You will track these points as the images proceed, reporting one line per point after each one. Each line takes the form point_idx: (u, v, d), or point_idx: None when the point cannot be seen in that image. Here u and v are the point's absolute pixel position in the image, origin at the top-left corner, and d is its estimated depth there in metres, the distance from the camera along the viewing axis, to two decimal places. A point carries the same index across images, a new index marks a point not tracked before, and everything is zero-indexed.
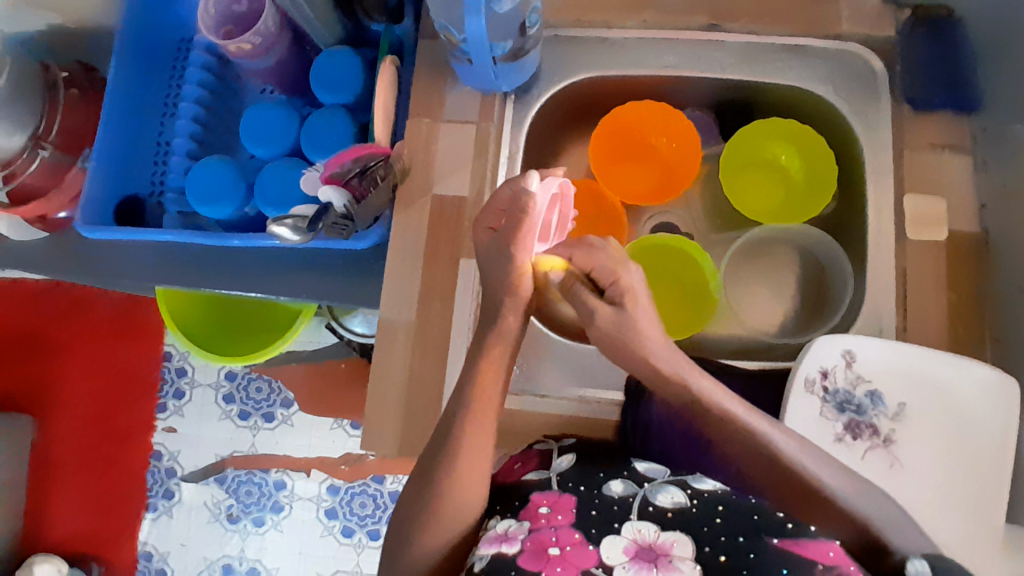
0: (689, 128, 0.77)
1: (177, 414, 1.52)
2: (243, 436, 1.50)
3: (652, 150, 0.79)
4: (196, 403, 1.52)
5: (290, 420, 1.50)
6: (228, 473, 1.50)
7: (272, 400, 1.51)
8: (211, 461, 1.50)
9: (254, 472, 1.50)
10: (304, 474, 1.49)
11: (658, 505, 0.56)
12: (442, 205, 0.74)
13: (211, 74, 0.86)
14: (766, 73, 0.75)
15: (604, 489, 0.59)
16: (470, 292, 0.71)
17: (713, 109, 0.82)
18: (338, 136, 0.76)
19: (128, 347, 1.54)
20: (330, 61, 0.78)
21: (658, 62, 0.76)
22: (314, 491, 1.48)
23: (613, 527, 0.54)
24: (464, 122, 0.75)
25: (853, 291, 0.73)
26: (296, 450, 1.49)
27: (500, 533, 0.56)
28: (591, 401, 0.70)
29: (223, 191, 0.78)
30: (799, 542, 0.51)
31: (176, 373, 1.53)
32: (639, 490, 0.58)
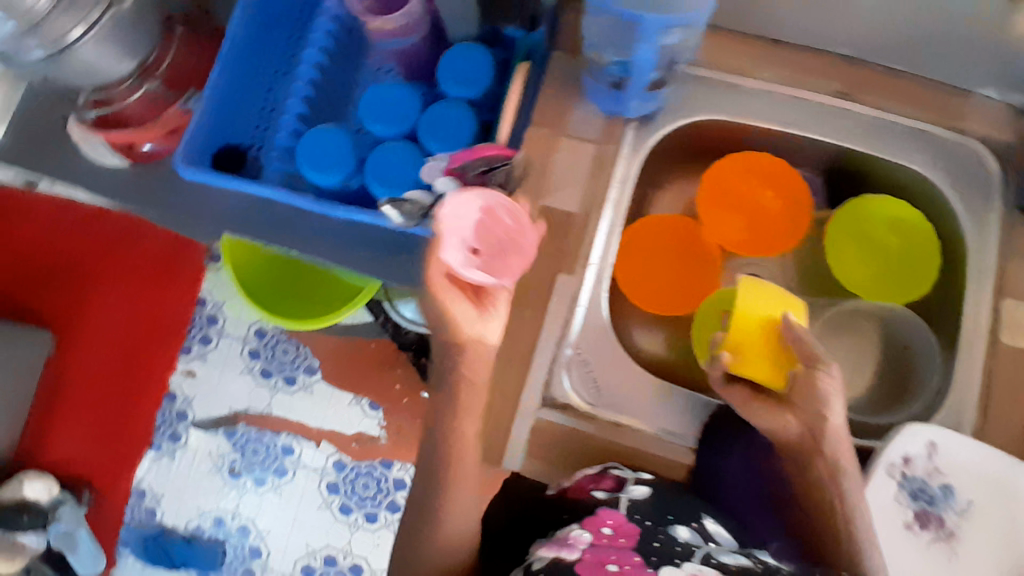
0: (801, 192, 0.77)
1: (200, 359, 1.52)
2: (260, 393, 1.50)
3: (756, 205, 0.78)
4: (221, 352, 1.51)
5: (310, 387, 1.49)
6: (238, 429, 1.49)
7: (297, 364, 1.50)
8: (224, 413, 1.50)
9: (264, 432, 1.49)
10: (314, 445, 1.48)
11: (721, 560, 0.59)
12: (549, 217, 0.74)
13: (335, 41, 0.86)
14: (886, 151, 0.75)
15: (670, 529, 0.62)
16: (564, 305, 0.72)
17: (823, 173, 0.83)
18: (456, 128, 0.77)
19: (165, 283, 1.54)
20: (463, 53, 0.78)
21: (783, 118, 0.77)
22: (321, 463, 1.47)
23: (675, 561, 0.57)
24: (586, 139, 0.75)
25: (936, 381, 0.73)
26: (310, 418, 1.49)
27: (561, 540, 0.61)
28: (667, 438, 0.69)
29: (335, 163, 0.78)
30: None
31: (206, 320, 1.53)
32: (704, 544, 0.61)
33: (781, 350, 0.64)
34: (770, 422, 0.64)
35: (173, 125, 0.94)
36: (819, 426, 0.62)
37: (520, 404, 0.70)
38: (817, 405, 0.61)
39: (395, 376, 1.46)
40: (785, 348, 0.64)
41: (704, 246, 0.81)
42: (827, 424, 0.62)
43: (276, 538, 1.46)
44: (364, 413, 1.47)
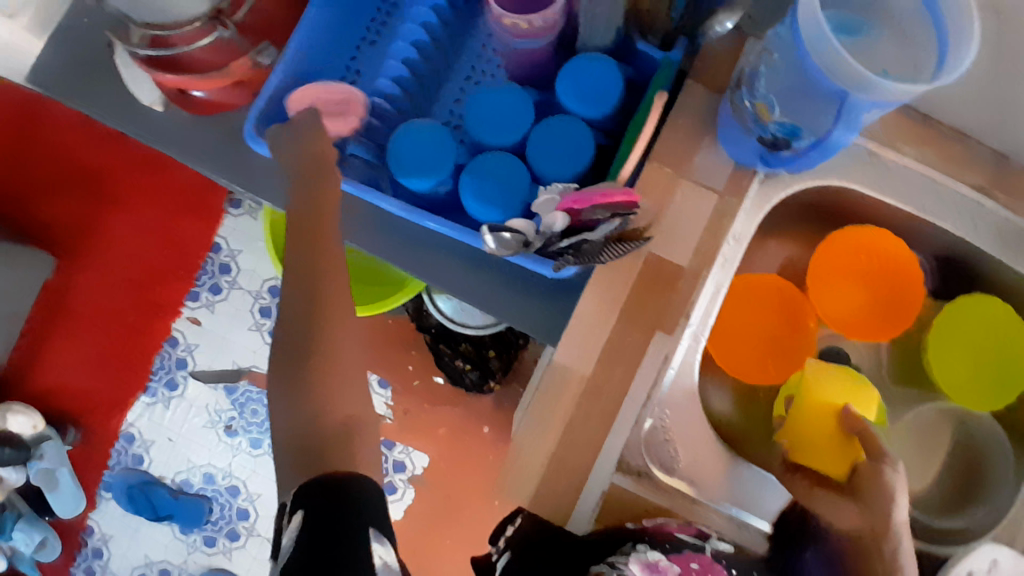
0: (919, 278, 0.73)
1: (208, 308, 1.44)
2: (268, 354, 1.43)
3: (864, 278, 0.75)
4: (232, 305, 1.44)
5: None
6: (240, 386, 1.43)
7: None
8: (227, 368, 1.43)
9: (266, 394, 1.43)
10: None
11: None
12: (656, 267, 0.69)
13: (441, 27, 0.80)
14: (1011, 256, 0.71)
15: None
16: (658, 365, 0.67)
17: (936, 261, 0.78)
18: (568, 147, 0.69)
19: (179, 226, 1.44)
20: (594, 66, 0.70)
21: (916, 201, 0.72)
22: None
23: None
24: (708, 188, 0.69)
25: (1012, 497, 0.69)
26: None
27: (650, 563, 0.60)
28: (740, 523, 0.68)
29: (427, 165, 0.71)
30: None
31: (220, 269, 1.44)
32: None
33: (844, 438, 0.65)
34: (828, 511, 0.62)
35: (239, 77, 0.84)
36: (882, 523, 0.59)
37: (595, 463, 0.66)
38: (884, 502, 0.59)
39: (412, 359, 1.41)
40: (847, 436, 0.65)
41: (805, 318, 0.76)
42: (891, 521, 0.58)
43: (265, 502, 1.41)
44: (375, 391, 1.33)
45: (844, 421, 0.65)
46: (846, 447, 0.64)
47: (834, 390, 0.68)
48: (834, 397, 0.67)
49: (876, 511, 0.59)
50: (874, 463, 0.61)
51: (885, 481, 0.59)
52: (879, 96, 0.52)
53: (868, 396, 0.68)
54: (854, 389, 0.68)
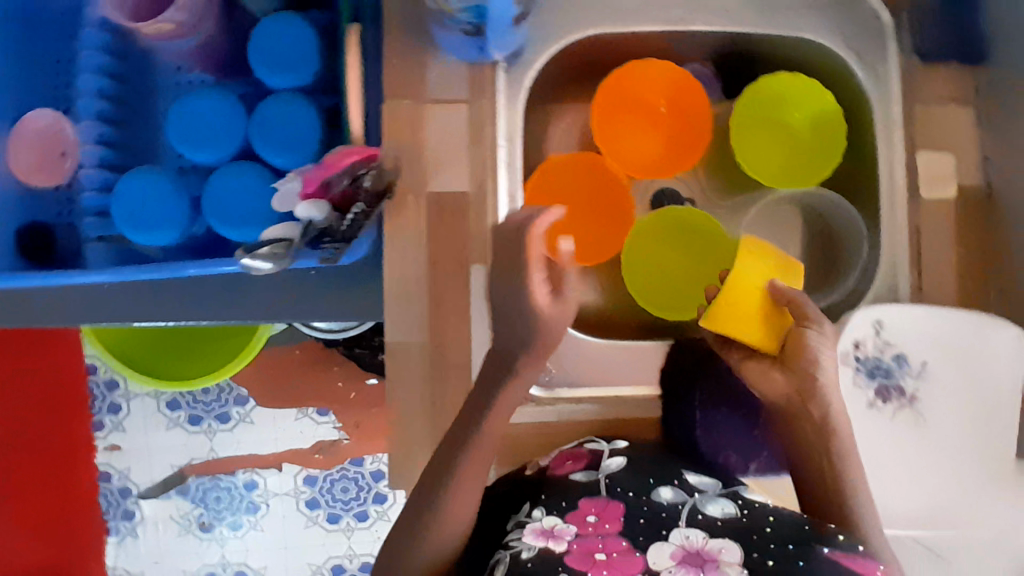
0: (704, 102, 0.71)
1: (119, 429, 1.25)
2: (200, 442, 1.26)
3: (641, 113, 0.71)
4: (139, 418, 1.25)
5: (250, 417, 1.26)
6: (191, 483, 1.27)
7: (224, 400, 1.26)
8: (168, 473, 1.26)
9: (219, 477, 1.27)
10: (275, 471, 1.27)
11: (708, 513, 0.56)
12: (441, 204, 0.64)
13: (112, 54, 0.68)
14: (778, 26, 0.69)
15: (653, 495, 0.58)
16: (487, 298, 0.65)
17: (714, 62, 0.76)
18: (296, 130, 0.62)
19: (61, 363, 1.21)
20: (275, 30, 0.62)
21: (665, 16, 0.67)
22: (290, 485, 1.28)
23: (661, 534, 0.53)
24: (453, 101, 0.64)
25: (867, 253, 0.72)
26: (260, 445, 1.27)
27: (546, 528, 0.55)
28: (629, 399, 0.67)
29: (161, 214, 0.64)
30: (848, 555, 0.51)
31: (105, 388, 1.23)
32: (688, 499, 0.57)
33: (773, 311, 0.64)
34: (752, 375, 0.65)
35: None
36: (807, 385, 0.61)
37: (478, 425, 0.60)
38: (807, 365, 0.61)
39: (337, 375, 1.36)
40: (774, 307, 0.64)
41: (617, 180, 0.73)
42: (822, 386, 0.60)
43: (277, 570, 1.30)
44: (318, 421, 1.25)
45: (770, 295, 0.64)
46: (775, 319, 0.64)
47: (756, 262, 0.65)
48: (756, 274, 0.64)
49: (801, 375, 0.61)
50: (805, 329, 0.62)
51: (810, 341, 0.61)
52: None
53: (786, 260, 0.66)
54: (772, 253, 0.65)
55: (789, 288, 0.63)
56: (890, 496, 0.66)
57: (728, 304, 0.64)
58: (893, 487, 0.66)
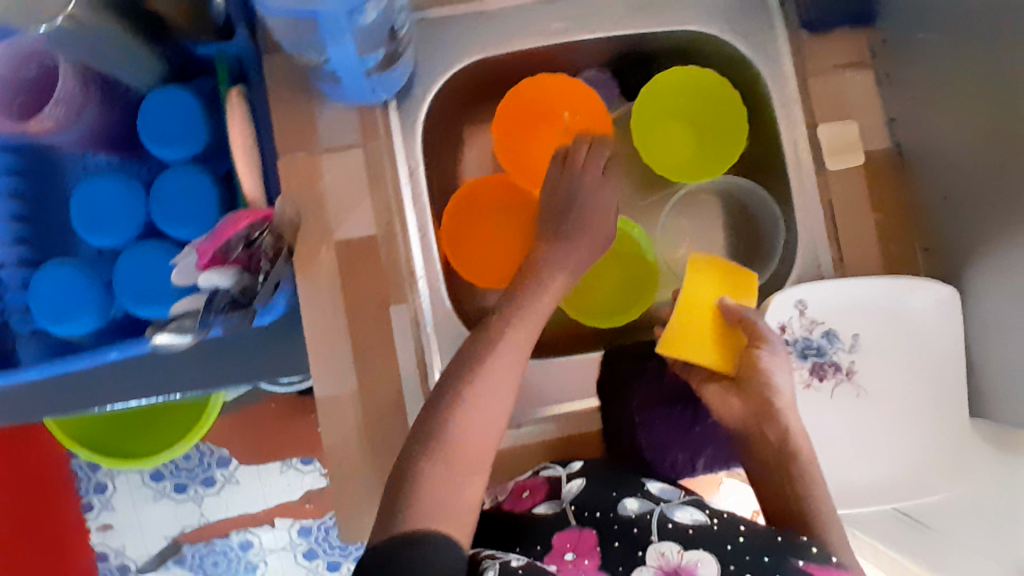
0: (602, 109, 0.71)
1: (109, 508, 1.18)
2: (187, 510, 1.19)
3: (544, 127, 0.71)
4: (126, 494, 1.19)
5: (234, 478, 1.19)
6: (186, 552, 1.20)
7: (207, 463, 1.19)
8: (163, 545, 1.20)
9: (215, 542, 1.20)
10: (268, 526, 1.21)
11: (678, 522, 0.54)
12: (350, 249, 0.64)
13: (12, 150, 0.67)
14: (660, 21, 0.69)
15: (619, 509, 0.56)
16: (411, 335, 0.65)
17: (610, 66, 0.77)
18: (195, 200, 0.63)
19: (33, 452, 1.10)
20: (162, 104, 0.63)
21: (546, 30, 0.68)
22: (285, 539, 1.21)
23: (637, 556, 0.51)
24: (347, 146, 0.64)
25: (786, 232, 0.72)
26: (249, 505, 1.20)
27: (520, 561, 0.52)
28: (570, 416, 0.66)
29: (78, 303, 0.64)
30: (822, 566, 0.48)
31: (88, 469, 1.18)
32: (656, 508, 0.56)
33: (725, 330, 0.64)
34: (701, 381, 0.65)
35: None
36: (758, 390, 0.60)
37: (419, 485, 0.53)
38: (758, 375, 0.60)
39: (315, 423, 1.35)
40: (727, 326, 0.64)
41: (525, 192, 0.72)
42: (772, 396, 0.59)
43: None
44: (302, 471, 1.20)
45: (723, 315, 0.64)
46: (728, 338, 0.64)
47: (702, 282, 0.65)
48: (704, 295, 0.64)
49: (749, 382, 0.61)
50: (756, 347, 0.61)
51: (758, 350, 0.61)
52: None
53: (741, 277, 0.65)
54: (728, 274, 0.65)
55: (740, 307, 0.63)
56: (844, 474, 0.65)
57: (677, 327, 0.63)
58: (846, 463, 0.65)
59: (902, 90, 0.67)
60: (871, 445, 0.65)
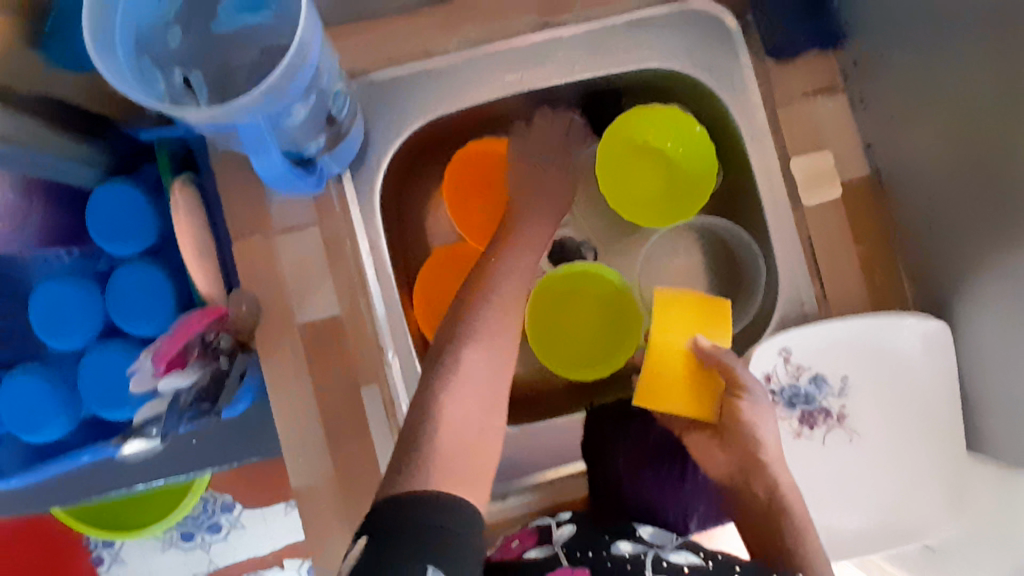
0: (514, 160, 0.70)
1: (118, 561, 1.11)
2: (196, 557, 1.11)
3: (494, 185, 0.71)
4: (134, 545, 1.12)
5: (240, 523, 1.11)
6: None
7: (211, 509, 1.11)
8: None
9: None
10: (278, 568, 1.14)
11: (672, 560, 0.52)
12: (314, 331, 0.62)
13: None
14: (617, 62, 0.66)
15: (613, 550, 0.54)
16: (384, 414, 0.63)
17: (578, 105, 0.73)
18: (151, 296, 0.61)
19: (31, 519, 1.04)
20: (109, 199, 0.61)
21: (500, 80, 0.67)
22: None
23: None
24: (303, 225, 0.62)
25: (767, 269, 0.69)
26: (257, 547, 1.12)
27: None
28: (555, 480, 0.65)
29: (41, 410, 0.62)
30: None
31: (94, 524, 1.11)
32: (649, 549, 0.54)
33: (702, 374, 0.61)
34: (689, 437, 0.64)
35: None
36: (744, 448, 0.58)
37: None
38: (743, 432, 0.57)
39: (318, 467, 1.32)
40: (703, 369, 0.61)
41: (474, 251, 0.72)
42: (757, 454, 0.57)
43: None
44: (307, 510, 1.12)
45: (697, 356, 0.61)
46: (705, 383, 0.61)
47: (673, 321, 0.63)
48: (675, 336, 0.62)
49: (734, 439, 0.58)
50: (737, 397, 0.59)
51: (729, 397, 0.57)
52: (269, 103, 0.43)
53: (715, 314, 0.63)
54: (704, 312, 0.63)
55: (716, 349, 0.60)
56: (841, 524, 0.62)
57: (652, 373, 0.62)
58: (843, 513, 0.63)
59: (877, 115, 0.64)
60: (865, 493, 0.63)
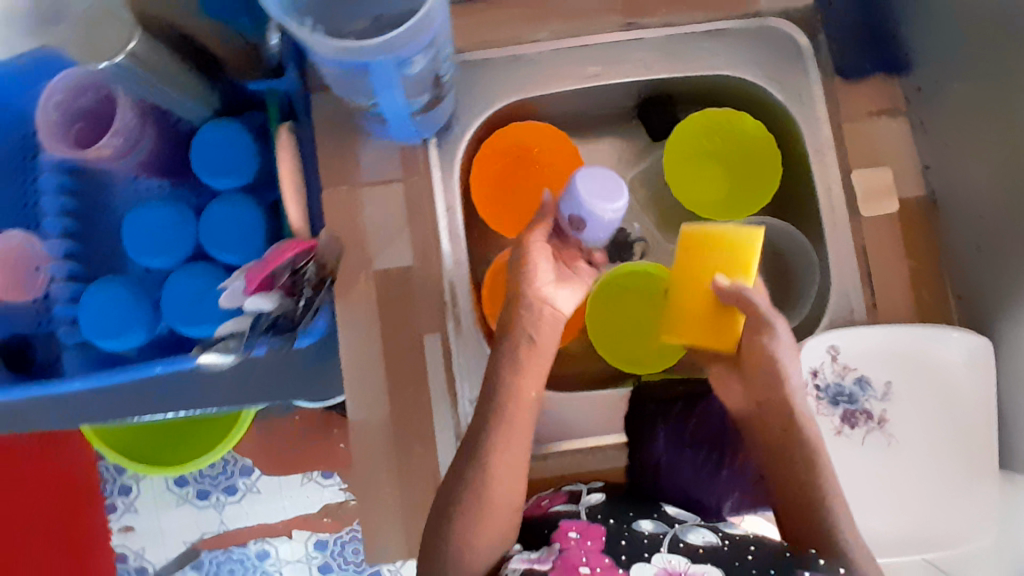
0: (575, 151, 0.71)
1: (131, 510, 1.15)
2: (207, 515, 1.16)
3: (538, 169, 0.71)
4: (149, 497, 1.16)
5: (256, 488, 1.15)
6: (203, 557, 1.16)
7: (230, 471, 1.15)
8: (181, 550, 1.16)
9: (231, 550, 1.16)
10: (285, 538, 1.15)
11: (689, 542, 0.55)
12: (387, 279, 0.66)
13: (69, 174, 0.72)
14: (693, 66, 0.71)
15: (634, 525, 0.57)
16: (442, 367, 0.66)
17: (635, 110, 0.78)
18: (243, 230, 0.66)
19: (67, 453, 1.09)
20: (217, 137, 0.66)
21: (581, 73, 0.71)
22: (301, 551, 1.15)
23: (643, 555, 0.53)
24: (388, 181, 0.67)
25: (820, 273, 0.71)
26: (268, 514, 1.15)
27: (529, 555, 0.54)
28: (596, 450, 0.67)
29: (123, 320, 0.67)
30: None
31: (116, 469, 1.16)
32: (669, 529, 0.57)
33: (719, 309, 0.60)
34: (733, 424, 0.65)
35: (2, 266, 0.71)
36: (786, 435, 0.59)
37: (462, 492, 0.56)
38: (787, 420, 0.59)
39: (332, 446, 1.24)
40: (721, 305, 0.60)
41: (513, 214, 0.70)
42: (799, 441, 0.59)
43: None
44: (322, 484, 1.16)
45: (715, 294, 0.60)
46: (724, 318, 0.60)
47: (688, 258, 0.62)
48: (692, 278, 0.61)
49: (778, 426, 0.60)
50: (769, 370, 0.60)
51: (775, 377, 0.60)
52: (404, 52, 0.47)
53: (737, 248, 0.59)
54: (720, 246, 0.60)
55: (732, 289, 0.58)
56: (873, 525, 0.64)
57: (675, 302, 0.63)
58: (874, 515, 0.64)
59: (936, 139, 0.67)
60: (897, 498, 0.64)
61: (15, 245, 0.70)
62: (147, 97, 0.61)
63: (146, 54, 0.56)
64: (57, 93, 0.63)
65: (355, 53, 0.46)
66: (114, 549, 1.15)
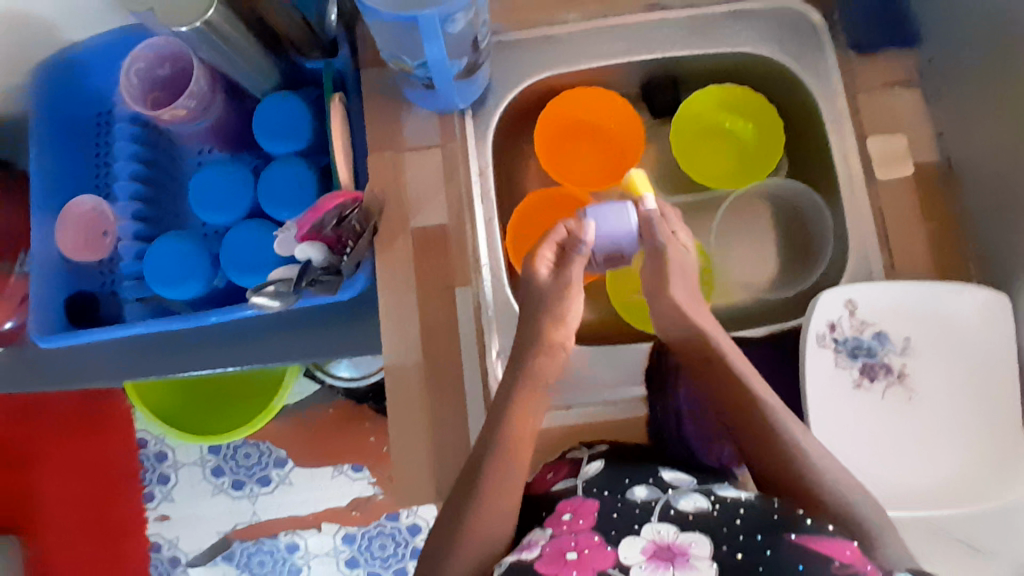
0: (632, 111, 0.79)
1: (169, 499, 1.15)
2: (242, 507, 1.15)
3: (599, 137, 0.80)
4: (185, 487, 1.15)
5: (288, 479, 1.15)
6: (236, 548, 1.15)
7: (264, 462, 1.16)
8: (215, 539, 1.15)
9: (263, 539, 1.15)
10: (315, 529, 1.15)
11: (680, 509, 0.55)
12: (425, 235, 0.71)
13: (140, 143, 0.82)
14: (711, 45, 0.76)
15: (628, 494, 0.57)
16: (473, 319, 0.69)
17: (640, 89, 0.82)
18: (299, 186, 0.73)
19: (111, 435, 1.16)
20: (277, 105, 0.74)
21: (608, 52, 0.76)
22: (329, 542, 1.14)
23: (633, 527, 0.53)
24: (427, 147, 0.73)
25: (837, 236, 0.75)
26: (300, 507, 1.15)
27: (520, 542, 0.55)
28: (617, 401, 0.70)
29: (182, 268, 0.74)
30: (815, 537, 0.50)
31: (155, 459, 1.16)
32: (662, 496, 0.57)
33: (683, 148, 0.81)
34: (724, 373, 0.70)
35: (86, 228, 0.80)
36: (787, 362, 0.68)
37: None
38: None
39: (347, 444, 1.15)
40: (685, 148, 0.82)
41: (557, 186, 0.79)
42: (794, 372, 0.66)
43: None
44: (352, 477, 1.15)
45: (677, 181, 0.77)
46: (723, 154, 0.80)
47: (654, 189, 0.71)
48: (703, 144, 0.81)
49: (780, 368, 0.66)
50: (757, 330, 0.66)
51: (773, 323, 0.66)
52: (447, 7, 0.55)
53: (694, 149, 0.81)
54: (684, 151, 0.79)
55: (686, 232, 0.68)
56: (895, 480, 0.63)
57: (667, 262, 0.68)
58: (903, 470, 0.63)
59: (948, 105, 0.70)
60: (928, 454, 0.64)
61: (92, 211, 0.80)
62: (214, 62, 0.72)
63: (220, 23, 0.65)
64: (141, 61, 0.75)
65: (407, 11, 0.55)
66: (149, 539, 1.15)
